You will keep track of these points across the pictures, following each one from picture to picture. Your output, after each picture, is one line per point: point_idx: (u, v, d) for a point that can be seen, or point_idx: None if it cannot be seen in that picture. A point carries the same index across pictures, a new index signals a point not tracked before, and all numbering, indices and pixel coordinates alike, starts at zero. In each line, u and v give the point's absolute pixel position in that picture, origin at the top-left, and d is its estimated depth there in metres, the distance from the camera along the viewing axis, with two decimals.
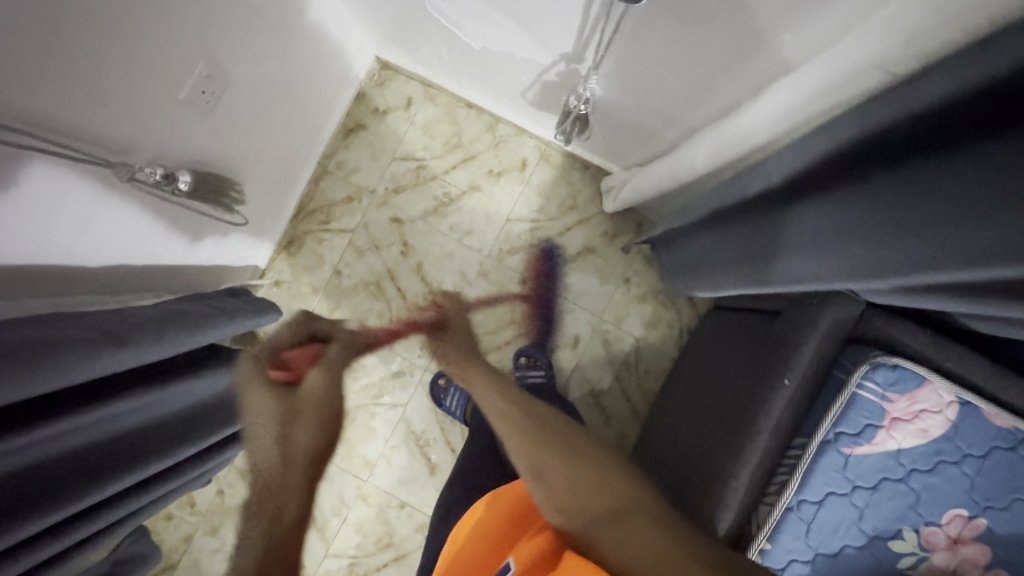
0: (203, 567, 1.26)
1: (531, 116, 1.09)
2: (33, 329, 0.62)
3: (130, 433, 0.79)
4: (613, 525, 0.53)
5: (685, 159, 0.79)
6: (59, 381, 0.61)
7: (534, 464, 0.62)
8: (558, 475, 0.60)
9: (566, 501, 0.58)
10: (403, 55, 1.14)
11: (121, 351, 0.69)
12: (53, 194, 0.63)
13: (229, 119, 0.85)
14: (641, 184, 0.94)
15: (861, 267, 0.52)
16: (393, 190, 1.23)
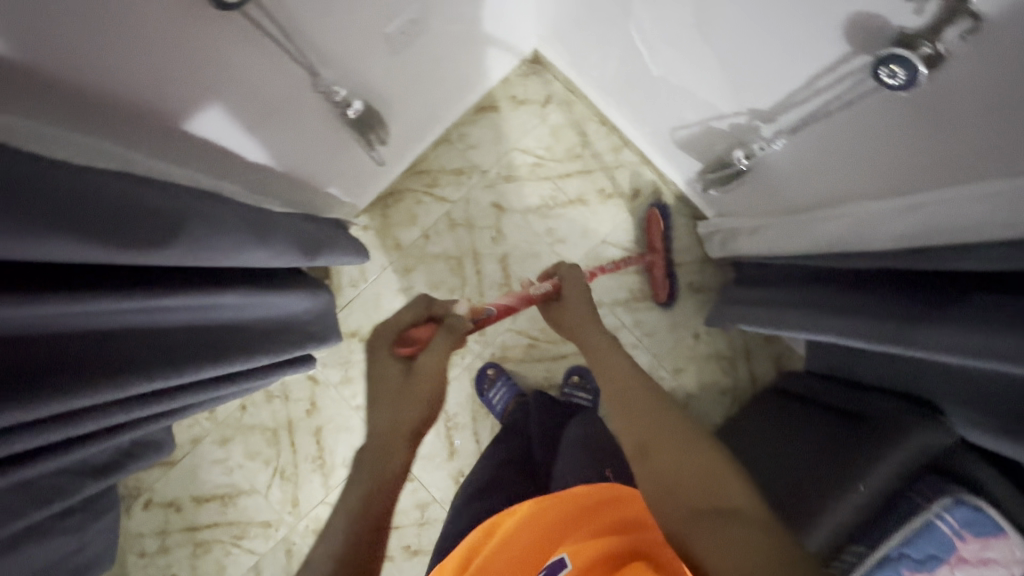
0: (200, 473, 1.26)
1: (668, 152, 1.10)
2: (192, 200, 0.63)
3: (222, 328, 0.81)
4: (710, 523, 0.42)
5: (850, 226, 0.76)
6: (204, 259, 0.61)
7: (640, 444, 0.52)
8: (663, 463, 0.49)
9: (670, 485, 0.47)
10: (562, 54, 1.15)
11: (246, 251, 0.67)
12: (252, 86, 0.64)
13: (407, 62, 0.85)
14: (779, 240, 0.93)
15: (1003, 351, 0.54)
16: (504, 177, 1.24)
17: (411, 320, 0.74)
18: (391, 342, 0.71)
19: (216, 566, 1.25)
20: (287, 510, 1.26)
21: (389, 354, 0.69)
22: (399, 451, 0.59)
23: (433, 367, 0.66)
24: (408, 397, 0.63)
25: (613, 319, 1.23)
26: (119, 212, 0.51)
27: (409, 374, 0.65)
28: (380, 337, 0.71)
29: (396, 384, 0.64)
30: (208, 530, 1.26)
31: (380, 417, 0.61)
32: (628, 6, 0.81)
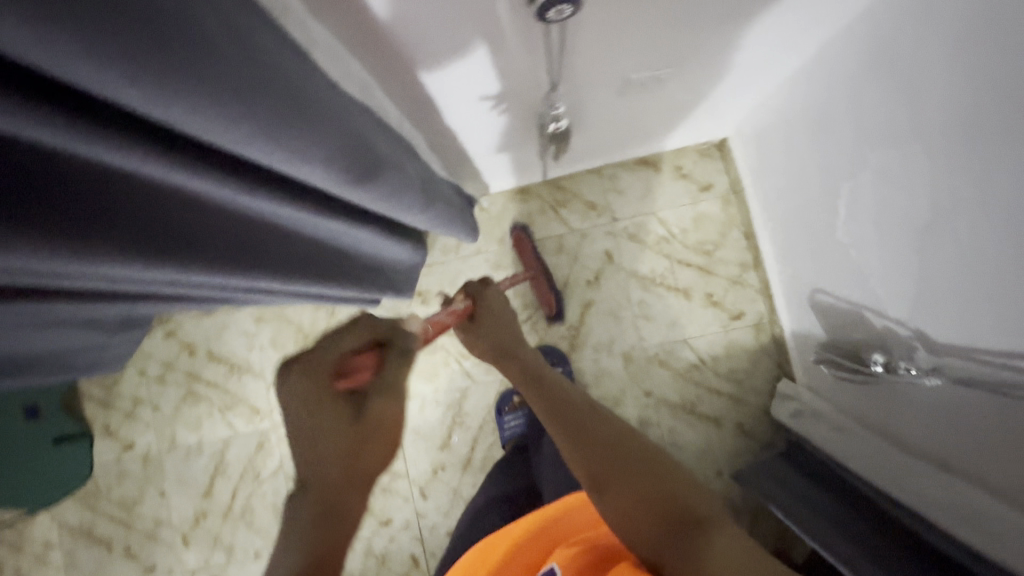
0: (226, 333, 1.31)
1: (796, 301, 1.07)
2: (396, 150, 0.64)
3: (341, 252, 0.79)
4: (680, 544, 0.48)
5: (940, 484, 0.71)
6: (382, 204, 0.62)
7: (594, 474, 0.55)
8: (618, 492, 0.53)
9: (633, 515, 0.51)
10: (750, 159, 1.12)
11: (398, 209, 0.66)
12: (499, 81, 0.65)
13: (622, 105, 0.84)
14: (857, 452, 0.88)
15: None
16: (628, 233, 1.23)
17: (354, 345, 0.62)
18: (327, 373, 0.58)
19: (196, 419, 1.31)
20: (277, 410, 1.29)
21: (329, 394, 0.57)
22: (351, 509, 0.52)
23: (387, 415, 0.58)
24: (366, 450, 0.55)
25: (652, 415, 1.20)
26: (341, 156, 0.50)
27: (360, 421, 0.56)
28: (321, 364, 0.59)
29: (346, 435, 0.55)
30: (205, 385, 1.31)
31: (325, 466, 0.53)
32: (857, 171, 0.78)
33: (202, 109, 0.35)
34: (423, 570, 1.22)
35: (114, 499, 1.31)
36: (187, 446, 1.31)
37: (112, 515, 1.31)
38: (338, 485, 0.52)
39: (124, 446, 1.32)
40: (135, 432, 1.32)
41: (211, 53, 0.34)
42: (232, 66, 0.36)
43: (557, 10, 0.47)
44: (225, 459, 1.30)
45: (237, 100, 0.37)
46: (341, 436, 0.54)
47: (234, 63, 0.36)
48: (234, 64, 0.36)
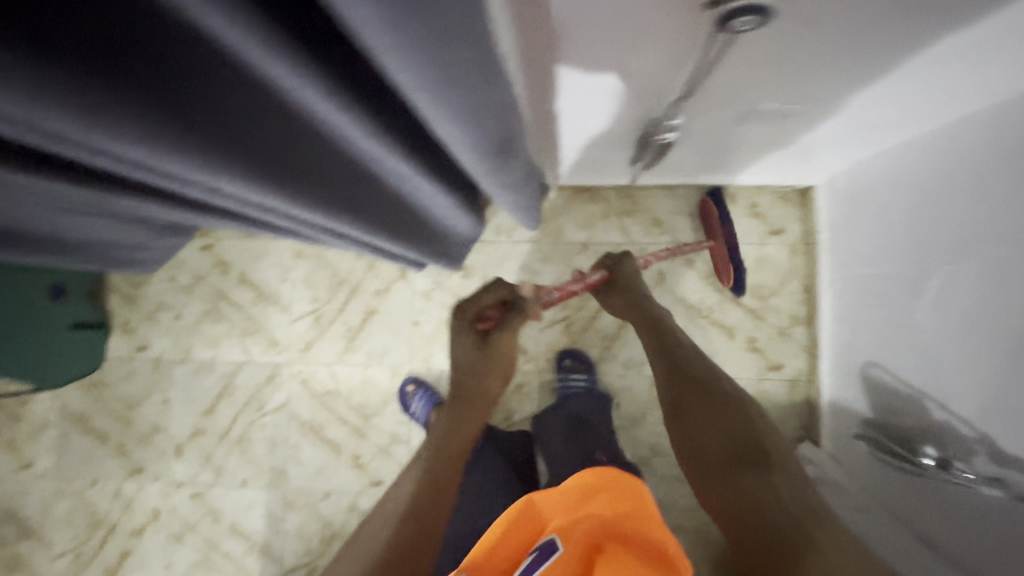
0: (261, 260, 1.30)
1: (844, 369, 1.04)
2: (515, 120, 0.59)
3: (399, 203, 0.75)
4: (734, 474, 0.59)
5: None
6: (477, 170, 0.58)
7: (675, 403, 0.70)
8: (693, 419, 0.67)
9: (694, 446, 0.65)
10: (835, 214, 1.07)
11: (494, 177, 0.62)
12: (631, 82, 0.62)
13: (732, 130, 0.81)
14: (880, 536, 0.83)
15: None
16: (686, 258, 1.20)
17: (489, 300, 0.80)
18: (472, 317, 0.79)
19: (213, 337, 1.30)
20: (295, 348, 1.28)
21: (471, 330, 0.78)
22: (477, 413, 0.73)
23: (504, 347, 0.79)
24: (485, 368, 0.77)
25: (665, 444, 1.18)
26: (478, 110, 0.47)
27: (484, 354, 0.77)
28: (467, 309, 0.80)
29: (472, 360, 0.77)
30: (230, 306, 1.30)
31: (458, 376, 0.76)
32: (966, 256, 0.73)
33: (392, 40, 0.33)
34: None
35: (118, 394, 1.32)
36: (199, 361, 1.30)
37: (113, 410, 1.32)
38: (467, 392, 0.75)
39: (138, 345, 1.32)
40: (152, 335, 1.31)
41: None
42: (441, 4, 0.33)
43: (739, 23, 0.43)
44: (233, 382, 1.29)
45: (431, 43, 0.34)
46: (470, 361, 0.77)
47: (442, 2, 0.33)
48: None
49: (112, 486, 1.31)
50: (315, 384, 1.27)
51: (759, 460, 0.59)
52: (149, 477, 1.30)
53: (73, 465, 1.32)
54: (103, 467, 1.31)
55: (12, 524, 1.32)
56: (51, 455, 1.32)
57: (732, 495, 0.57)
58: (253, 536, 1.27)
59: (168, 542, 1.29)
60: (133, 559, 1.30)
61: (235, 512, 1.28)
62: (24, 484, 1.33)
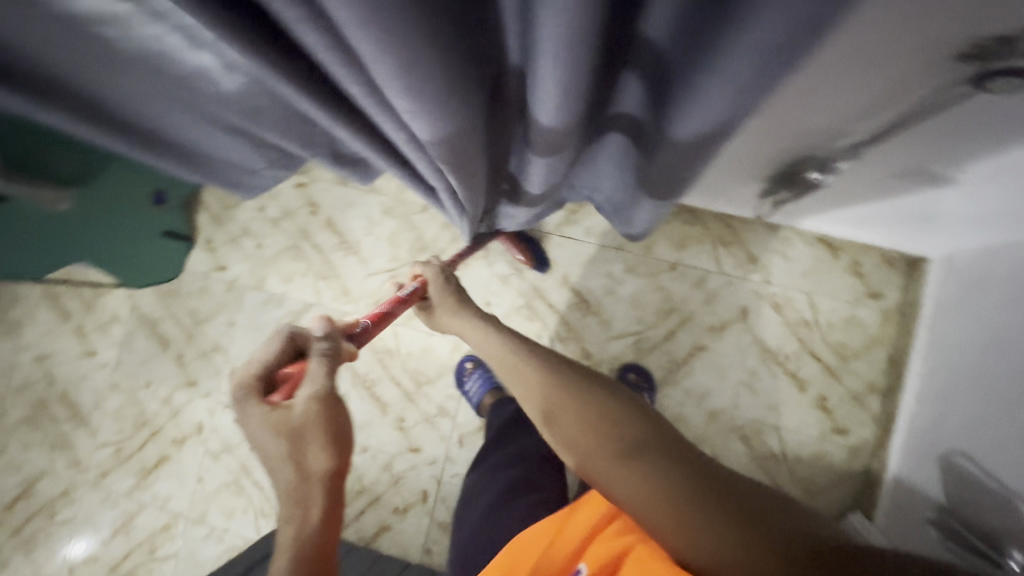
0: (350, 208, 1.32)
1: (918, 448, 1.00)
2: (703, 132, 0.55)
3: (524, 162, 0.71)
4: (625, 465, 0.52)
5: None
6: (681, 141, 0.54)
7: (545, 409, 0.64)
8: (567, 421, 0.61)
9: (576, 441, 0.58)
10: (943, 291, 1.03)
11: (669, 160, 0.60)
12: (819, 119, 0.61)
13: (883, 181, 0.78)
14: None
15: None
16: (773, 301, 1.17)
17: (273, 360, 0.64)
18: (259, 390, 0.60)
19: (289, 273, 1.33)
20: (364, 301, 1.30)
21: (262, 402, 0.59)
22: (318, 497, 0.55)
23: (316, 402, 0.59)
24: (306, 440, 0.57)
25: None
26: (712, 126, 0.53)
27: (289, 420, 0.57)
28: (249, 386, 0.60)
29: (279, 440, 0.56)
30: (312, 246, 1.32)
31: (279, 468, 0.55)
32: None
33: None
34: (428, 507, 1.24)
35: (188, 307, 1.36)
36: (271, 293, 1.33)
37: (180, 320, 1.36)
38: (295, 486, 0.55)
39: (217, 265, 1.35)
40: (232, 258, 1.35)
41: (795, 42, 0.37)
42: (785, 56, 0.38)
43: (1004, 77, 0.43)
44: (299, 321, 1.32)
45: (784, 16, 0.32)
46: (271, 443, 0.56)
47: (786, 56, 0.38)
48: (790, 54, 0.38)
49: (163, 392, 1.35)
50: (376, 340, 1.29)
51: (637, 445, 0.54)
52: (200, 392, 1.34)
53: (132, 363, 1.37)
54: (159, 372, 1.35)
55: (65, 405, 1.38)
56: (114, 350, 1.37)
57: (626, 484, 0.50)
58: None
59: (205, 458, 1.33)
60: (169, 465, 1.34)
61: None
62: (83, 370, 1.38)
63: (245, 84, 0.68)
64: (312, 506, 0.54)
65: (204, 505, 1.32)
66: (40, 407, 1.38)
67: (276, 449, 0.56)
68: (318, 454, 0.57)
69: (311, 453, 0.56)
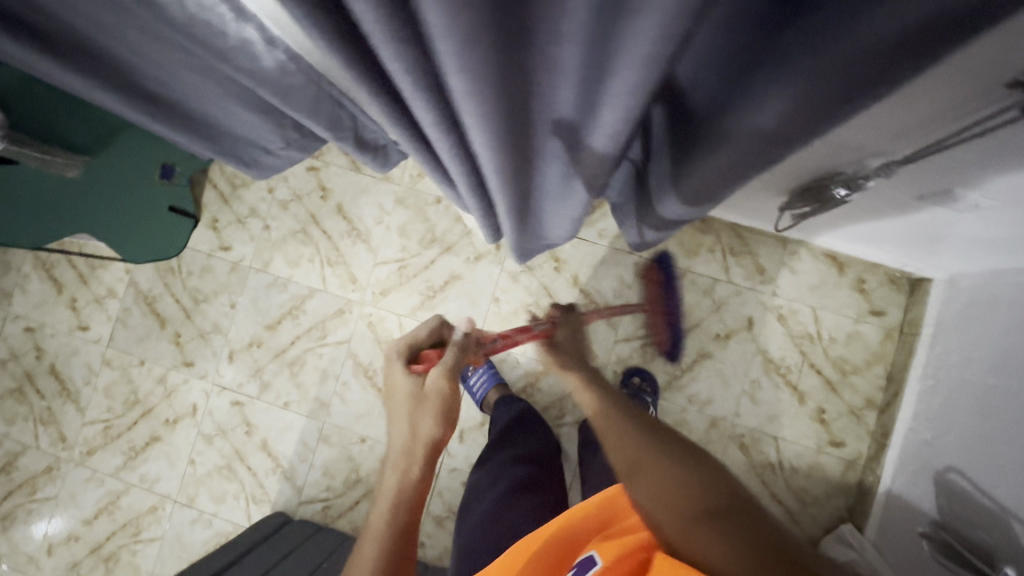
0: (362, 196, 1.30)
1: (912, 465, 1.03)
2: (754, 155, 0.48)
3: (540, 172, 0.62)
4: (710, 528, 0.49)
5: None
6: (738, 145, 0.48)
7: (630, 462, 0.60)
8: (651, 471, 0.57)
9: (658, 502, 0.54)
10: (945, 313, 1.05)
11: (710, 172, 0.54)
12: (857, 133, 0.62)
13: (905, 197, 0.79)
14: None
15: None
16: (779, 313, 1.19)
17: (423, 342, 0.83)
18: (409, 359, 0.81)
19: (296, 257, 1.31)
20: (371, 289, 1.28)
21: (408, 369, 0.78)
22: (419, 460, 0.68)
23: (442, 385, 0.74)
24: (424, 408, 0.73)
25: None
26: (723, 158, 0.51)
27: (420, 390, 0.75)
28: (403, 354, 0.81)
29: (409, 400, 0.74)
30: (321, 232, 1.31)
31: (402, 426, 0.72)
32: None
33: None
34: (425, 500, 1.24)
35: (189, 286, 1.33)
36: (275, 277, 1.31)
37: (180, 299, 1.33)
38: (404, 447, 0.70)
39: (221, 244, 1.32)
40: (237, 239, 1.32)
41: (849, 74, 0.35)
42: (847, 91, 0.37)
43: None
44: (303, 306, 1.30)
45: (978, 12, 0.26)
46: (406, 404, 0.74)
47: (837, 96, 0.37)
48: (831, 87, 0.37)
49: (157, 371, 1.32)
50: (381, 330, 1.27)
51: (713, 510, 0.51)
52: (196, 373, 1.31)
53: (127, 340, 1.33)
54: (155, 350, 1.32)
55: (53, 379, 1.34)
56: (108, 325, 1.34)
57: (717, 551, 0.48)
58: (280, 457, 1.28)
59: (198, 440, 1.30)
60: (159, 446, 1.31)
61: (269, 430, 1.28)
62: (74, 344, 1.34)
63: (285, 63, 0.68)
64: (414, 464, 0.68)
65: (194, 489, 1.29)
66: (27, 379, 1.35)
67: (406, 414, 0.73)
68: (430, 421, 0.72)
69: (425, 420, 0.72)
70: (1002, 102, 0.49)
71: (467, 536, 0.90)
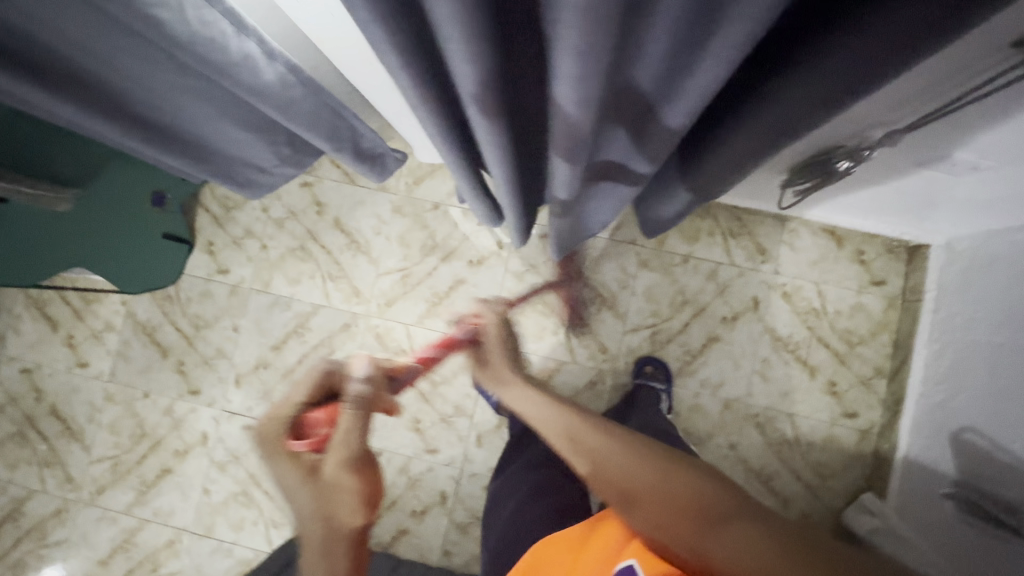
0: (359, 208, 1.29)
1: (928, 427, 1.05)
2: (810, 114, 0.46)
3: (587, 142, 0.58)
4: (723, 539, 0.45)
5: None
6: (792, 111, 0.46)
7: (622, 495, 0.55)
8: (646, 505, 0.52)
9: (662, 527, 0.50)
10: (946, 276, 1.07)
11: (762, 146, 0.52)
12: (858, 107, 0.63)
13: (902, 164, 0.81)
14: None
15: None
16: (783, 291, 1.21)
17: (304, 401, 0.58)
18: (283, 437, 0.56)
19: (296, 275, 1.29)
20: (376, 301, 1.27)
21: (292, 452, 0.55)
22: (336, 565, 0.53)
23: (353, 465, 0.54)
24: (336, 496, 0.54)
25: (727, 468, 1.19)
26: (772, 118, 0.48)
27: (322, 475, 0.54)
28: (277, 431, 0.56)
29: (313, 487, 0.54)
30: (320, 247, 1.29)
31: (310, 518, 0.53)
32: None
33: None
34: (448, 509, 1.23)
35: (189, 312, 1.30)
36: (277, 296, 1.29)
37: (180, 326, 1.30)
38: (317, 546, 0.53)
39: (219, 268, 1.30)
40: (235, 260, 1.30)
41: (899, 35, 0.35)
42: (892, 53, 0.37)
43: None
44: (308, 323, 1.28)
45: None
46: (309, 492, 0.54)
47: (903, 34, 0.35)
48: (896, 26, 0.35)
49: (163, 403, 1.29)
50: (389, 341, 1.26)
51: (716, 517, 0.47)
52: (203, 400, 1.29)
53: (129, 373, 1.30)
54: (159, 381, 1.30)
55: (55, 419, 1.31)
56: (108, 360, 1.31)
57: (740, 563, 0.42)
58: None
59: (210, 468, 1.27)
60: (171, 478, 1.28)
61: None
62: (75, 382, 1.31)
63: (284, 75, 0.69)
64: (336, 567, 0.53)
65: (210, 518, 1.26)
66: (28, 423, 1.31)
67: (309, 500, 0.54)
68: (350, 508, 0.54)
69: (341, 507, 0.54)
70: (1013, 59, 0.50)
71: (495, 544, 0.90)
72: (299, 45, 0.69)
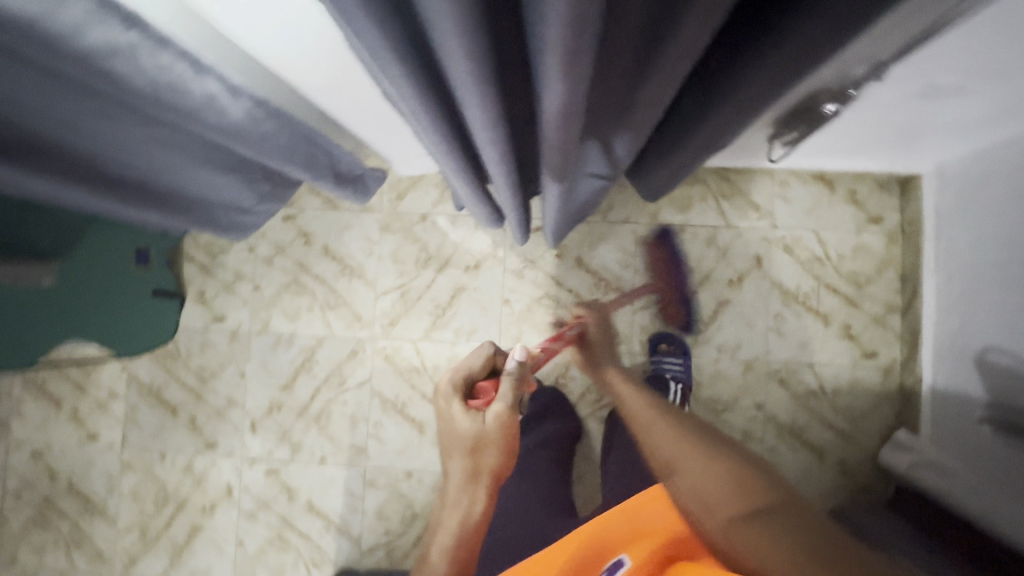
0: (347, 232, 1.27)
1: (949, 355, 1.04)
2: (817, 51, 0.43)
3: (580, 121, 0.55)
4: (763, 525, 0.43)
5: None
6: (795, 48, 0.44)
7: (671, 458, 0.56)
8: (697, 471, 0.51)
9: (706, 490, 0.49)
10: (942, 202, 1.07)
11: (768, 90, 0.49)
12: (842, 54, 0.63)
13: (886, 99, 0.80)
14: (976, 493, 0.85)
15: None
16: (784, 244, 1.20)
17: (475, 372, 0.76)
18: (461, 393, 0.72)
19: (294, 310, 1.27)
20: (379, 323, 1.25)
21: (463, 403, 0.69)
22: (481, 496, 0.65)
23: (503, 420, 0.67)
24: (483, 447, 0.66)
25: (758, 428, 1.18)
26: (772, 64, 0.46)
27: (479, 424, 0.67)
28: (452, 389, 0.72)
29: (468, 439, 0.66)
30: (313, 278, 1.27)
31: (461, 460, 0.66)
32: None
33: None
34: None
35: (192, 366, 1.28)
36: (278, 335, 1.27)
37: (186, 382, 1.28)
38: (463, 482, 0.65)
39: (214, 316, 1.27)
40: (229, 306, 1.27)
41: None
42: None
43: None
44: (314, 356, 1.26)
45: None
46: (464, 437, 0.67)
47: None
48: None
49: (181, 461, 1.27)
50: (399, 360, 1.24)
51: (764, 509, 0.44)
52: (221, 452, 1.26)
53: (141, 438, 1.28)
54: (174, 440, 1.27)
55: (75, 496, 1.28)
56: (119, 428, 1.28)
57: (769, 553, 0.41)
58: (330, 514, 1.24)
59: (241, 519, 1.25)
60: (203, 536, 1.26)
61: (312, 490, 1.24)
62: (88, 455, 1.28)
63: (251, 109, 0.67)
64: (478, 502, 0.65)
65: (250, 568, 1.24)
66: (47, 505, 1.28)
67: (462, 444, 0.67)
68: (496, 453, 0.66)
69: (486, 456, 0.66)
70: None
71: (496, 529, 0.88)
72: (260, 77, 0.67)
